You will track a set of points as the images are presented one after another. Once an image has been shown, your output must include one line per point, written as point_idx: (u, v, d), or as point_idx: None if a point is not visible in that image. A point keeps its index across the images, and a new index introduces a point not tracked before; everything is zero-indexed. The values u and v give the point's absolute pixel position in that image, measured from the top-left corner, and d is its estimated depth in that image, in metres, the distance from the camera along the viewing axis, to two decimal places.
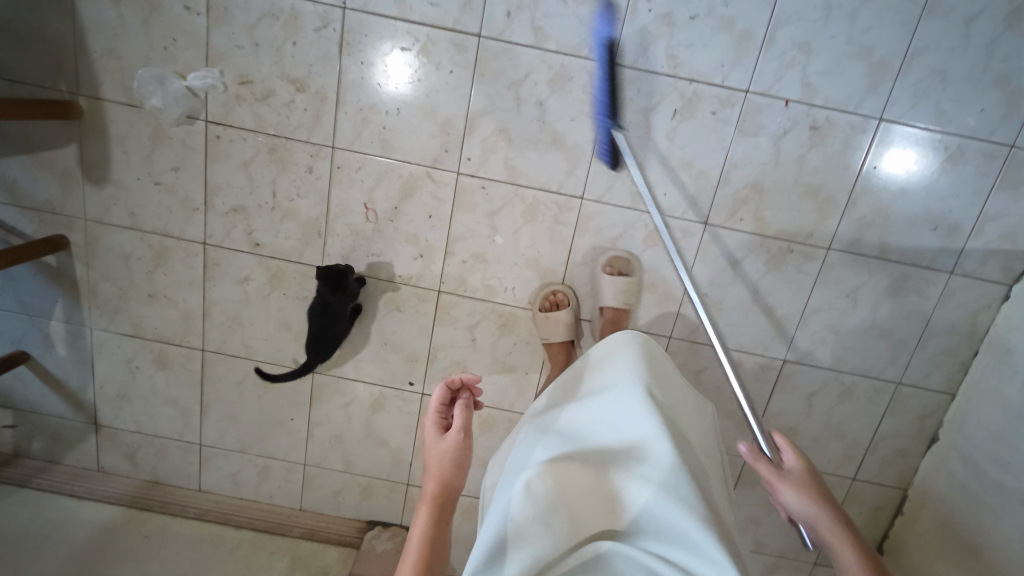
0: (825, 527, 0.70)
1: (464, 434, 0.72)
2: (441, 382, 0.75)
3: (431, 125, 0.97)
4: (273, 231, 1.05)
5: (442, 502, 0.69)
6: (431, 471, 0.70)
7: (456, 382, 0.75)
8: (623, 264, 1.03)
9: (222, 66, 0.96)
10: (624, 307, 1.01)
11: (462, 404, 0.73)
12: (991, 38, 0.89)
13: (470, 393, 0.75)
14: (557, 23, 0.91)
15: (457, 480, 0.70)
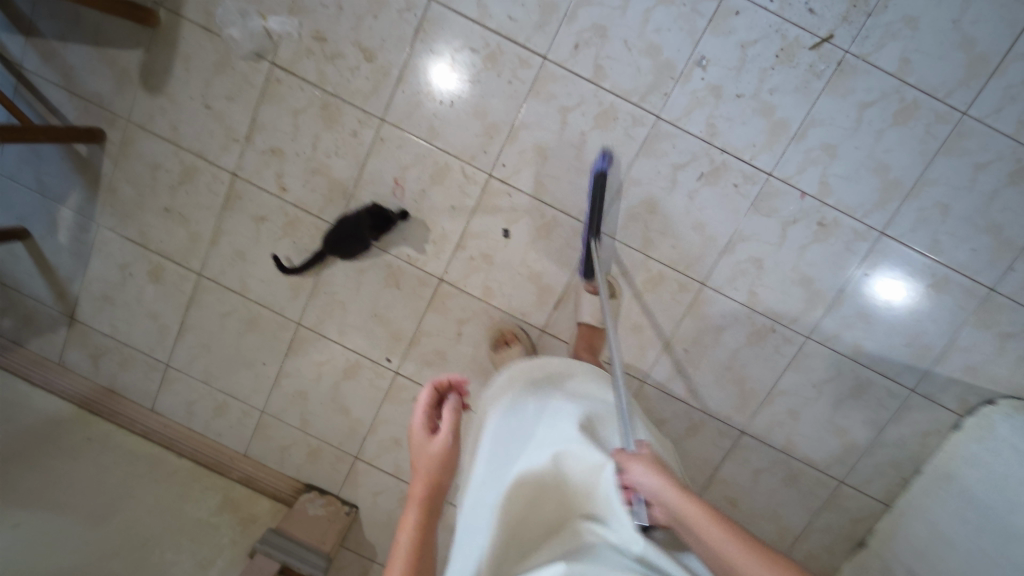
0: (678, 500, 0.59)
1: (455, 439, 0.65)
2: (428, 384, 0.69)
3: (478, 125, 1.03)
4: (302, 181, 1.09)
5: (431, 506, 0.59)
6: (418, 473, 0.62)
7: (446, 383, 0.69)
8: (603, 286, 1.07)
9: (302, 19, 1.01)
10: (599, 326, 1.04)
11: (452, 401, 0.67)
12: (994, 188, 0.97)
13: (459, 397, 0.70)
14: (617, 66, 0.98)
15: (447, 482, 0.62)
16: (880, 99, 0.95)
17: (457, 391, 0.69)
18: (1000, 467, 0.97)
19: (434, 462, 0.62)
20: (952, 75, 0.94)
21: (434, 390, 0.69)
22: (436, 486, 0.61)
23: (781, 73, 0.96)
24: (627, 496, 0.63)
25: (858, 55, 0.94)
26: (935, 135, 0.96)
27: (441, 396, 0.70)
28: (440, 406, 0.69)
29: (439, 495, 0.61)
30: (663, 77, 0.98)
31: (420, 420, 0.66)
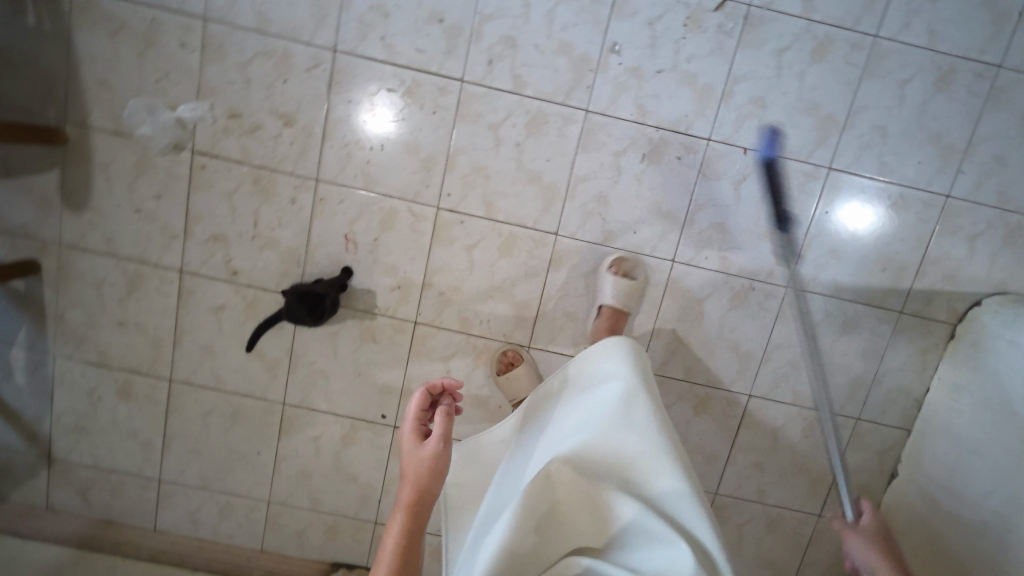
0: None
1: (443, 443, 0.77)
2: (422, 388, 0.83)
3: (413, 162, 1.02)
4: (252, 260, 1.06)
5: (417, 510, 0.73)
6: (408, 477, 0.75)
7: (437, 387, 0.83)
8: (628, 267, 1.05)
9: (212, 100, 0.99)
10: (624, 308, 1.02)
11: (444, 406, 0.80)
12: (923, 100, 0.99)
13: (450, 399, 0.84)
14: (534, 71, 0.98)
15: (435, 485, 0.75)
16: (793, 43, 0.97)
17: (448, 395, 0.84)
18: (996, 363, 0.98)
19: (422, 466, 0.75)
20: (854, 3, 0.95)
21: (427, 394, 0.83)
22: (423, 492, 0.74)
23: (694, 40, 0.96)
24: None
25: (761, 6, 0.95)
26: (854, 64, 0.97)
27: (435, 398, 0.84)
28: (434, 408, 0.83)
29: (426, 501, 0.74)
30: (582, 71, 0.98)
31: (412, 425, 0.80)
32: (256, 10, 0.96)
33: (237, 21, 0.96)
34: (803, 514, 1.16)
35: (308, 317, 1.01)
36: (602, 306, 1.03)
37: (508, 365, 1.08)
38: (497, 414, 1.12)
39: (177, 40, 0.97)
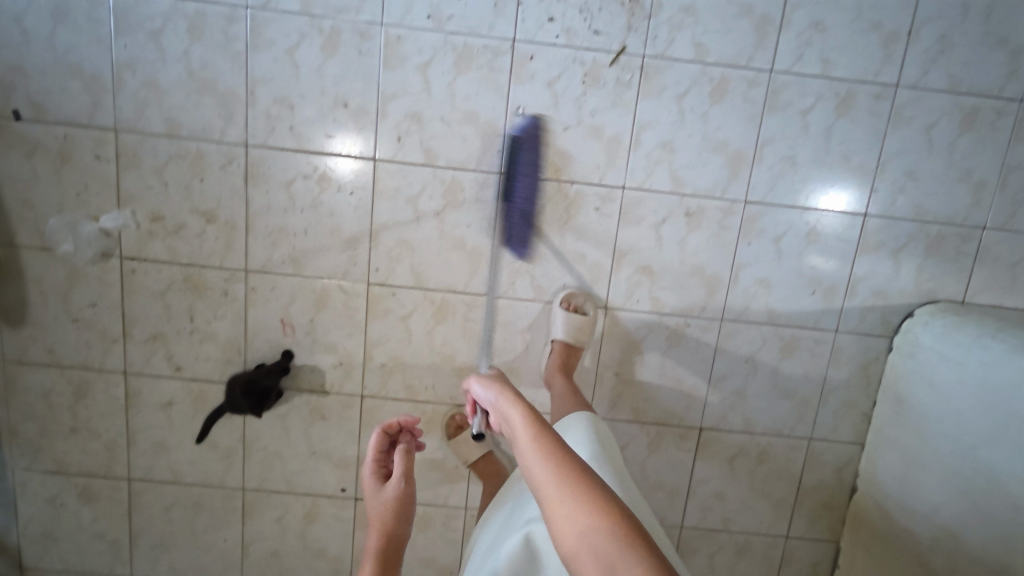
0: (529, 445, 0.61)
1: (405, 481, 0.77)
2: (378, 429, 0.81)
3: (338, 242, 1.03)
4: (193, 354, 1.07)
5: (386, 555, 0.74)
6: (374, 524, 0.74)
7: (393, 427, 0.82)
8: (580, 301, 1.05)
9: (133, 206, 1.01)
10: (576, 343, 1.03)
11: (401, 445, 0.79)
12: (828, 125, 1.00)
13: (409, 437, 0.83)
14: (443, 142, 1.00)
15: (402, 527, 0.75)
16: (692, 86, 0.98)
17: (406, 433, 0.82)
18: (930, 375, 1.00)
19: (387, 510, 0.74)
20: (746, 41, 0.96)
21: (383, 435, 0.81)
22: (388, 538, 0.74)
23: (594, 96, 0.98)
24: (483, 405, 0.74)
25: (656, 55, 0.97)
26: (755, 99, 0.99)
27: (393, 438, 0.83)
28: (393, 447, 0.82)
29: (396, 545, 0.74)
30: (490, 137, 0.99)
31: (371, 468, 0.79)
32: (163, 115, 0.97)
33: (146, 128, 0.98)
34: (771, 537, 1.16)
35: (243, 403, 1.00)
36: (554, 339, 1.04)
37: (457, 428, 1.10)
38: (455, 475, 1.13)
39: (91, 153, 0.99)
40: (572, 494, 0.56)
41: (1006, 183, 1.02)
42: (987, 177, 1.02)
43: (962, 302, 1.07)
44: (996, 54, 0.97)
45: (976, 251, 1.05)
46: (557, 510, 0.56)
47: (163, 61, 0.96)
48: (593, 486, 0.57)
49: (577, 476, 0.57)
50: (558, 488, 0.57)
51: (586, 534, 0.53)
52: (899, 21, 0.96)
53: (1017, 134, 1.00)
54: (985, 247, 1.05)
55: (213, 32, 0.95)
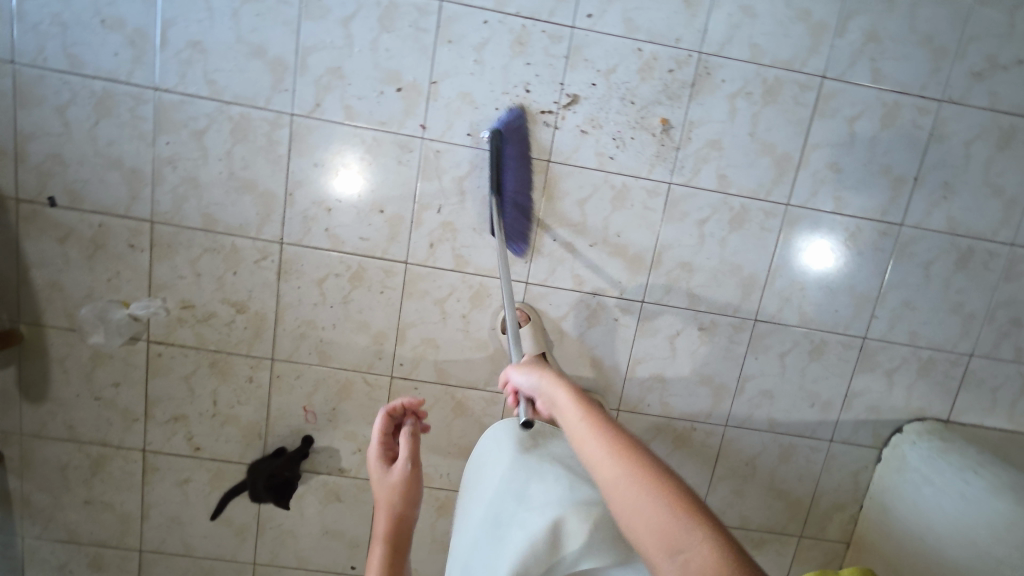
0: (580, 428, 0.51)
1: (411, 466, 0.68)
2: (384, 410, 0.72)
3: (365, 336, 1.06)
4: (213, 436, 1.09)
5: (395, 541, 0.65)
6: (380, 506, 0.66)
7: (399, 409, 0.72)
8: (597, 407, 1.10)
9: (164, 294, 1.02)
10: None
11: (408, 427, 0.70)
12: (836, 256, 1.06)
13: (415, 419, 0.73)
14: (474, 250, 1.03)
15: (410, 512, 0.67)
16: (713, 213, 1.03)
17: (412, 415, 0.73)
18: (917, 495, 1.07)
19: (392, 496, 0.66)
20: (766, 176, 1.02)
21: (389, 416, 0.72)
22: (398, 524, 0.66)
23: (620, 216, 1.03)
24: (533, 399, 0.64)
25: (682, 183, 1.02)
26: (772, 228, 1.05)
27: (399, 420, 0.74)
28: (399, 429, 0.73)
29: (401, 530, 0.66)
30: (519, 248, 1.03)
31: (377, 451, 0.70)
32: (200, 210, 0.99)
33: (183, 222, 0.99)
34: None
35: (269, 498, 1.04)
36: None
37: (515, 324, 1.05)
38: None
39: (126, 242, 1.00)
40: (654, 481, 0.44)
41: (993, 316, 1.10)
42: (977, 310, 1.09)
43: (946, 420, 1.15)
44: (992, 202, 1.05)
45: (962, 376, 1.13)
46: (597, 474, 0.47)
47: (206, 160, 0.97)
48: (651, 460, 0.47)
49: (643, 448, 0.48)
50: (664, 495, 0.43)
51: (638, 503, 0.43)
52: (907, 167, 1.03)
53: (1006, 274, 1.08)
54: (970, 372, 1.13)
55: (256, 135, 0.97)
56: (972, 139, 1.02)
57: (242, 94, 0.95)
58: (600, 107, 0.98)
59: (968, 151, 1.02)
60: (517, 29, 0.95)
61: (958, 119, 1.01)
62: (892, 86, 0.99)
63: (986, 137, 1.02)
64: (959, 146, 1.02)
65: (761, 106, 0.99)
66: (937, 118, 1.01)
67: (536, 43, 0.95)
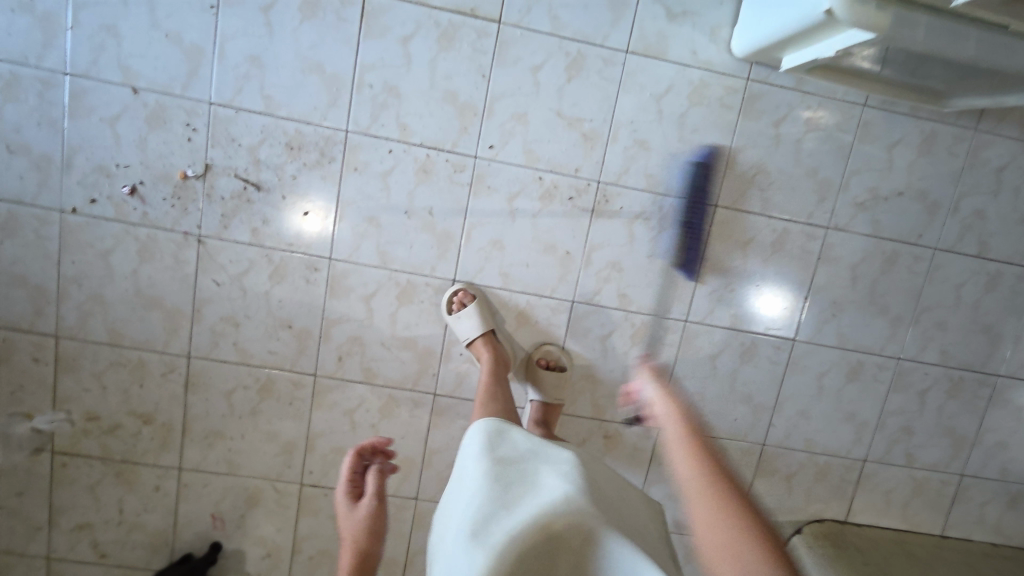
0: None
1: (376, 500, 0.80)
2: (352, 451, 0.86)
3: (275, 446, 1.07)
4: (119, 542, 1.09)
5: (360, 573, 0.73)
6: (347, 541, 0.75)
7: (368, 448, 0.86)
8: (555, 358, 1.06)
9: (69, 406, 1.02)
10: (556, 402, 1.06)
11: (374, 465, 0.83)
12: (733, 368, 1.11)
13: (382, 459, 0.86)
14: (383, 363, 1.05)
15: (376, 546, 0.75)
16: (615, 329, 1.07)
17: (379, 454, 0.86)
18: None
19: (359, 530, 0.76)
20: (664, 295, 1.07)
21: (358, 457, 0.86)
22: (362, 556, 0.73)
23: (524, 332, 1.06)
24: None
25: (584, 301, 1.06)
26: (671, 342, 1.09)
27: (366, 461, 0.86)
28: (365, 470, 0.85)
29: (366, 562, 0.74)
30: (427, 361, 1.06)
31: (346, 487, 0.82)
32: (107, 326, 1.00)
33: (89, 337, 1.00)
34: None
35: None
36: (534, 400, 1.06)
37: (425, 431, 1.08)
38: None
39: (30, 356, 1.00)
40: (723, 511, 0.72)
41: (883, 425, 1.15)
42: (868, 419, 1.15)
43: (843, 521, 1.19)
44: (879, 319, 1.10)
45: (857, 479, 1.18)
46: None
47: (112, 279, 0.98)
48: None
49: None
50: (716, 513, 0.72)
51: None
52: (797, 287, 1.08)
53: (893, 386, 1.14)
54: (864, 475, 1.18)
55: (163, 255, 0.98)
56: (857, 263, 1.08)
57: (149, 216, 0.97)
58: (503, 231, 1.02)
59: (854, 273, 1.08)
60: (422, 158, 0.98)
61: (844, 244, 1.07)
62: (781, 213, 1.05)
63: (870, 261, 1.08)
64: (846, 269, 1.08)
65: (657, 231, 1.04)
66: (824, 244, 1.07)
67: (440, 172, 0.99)
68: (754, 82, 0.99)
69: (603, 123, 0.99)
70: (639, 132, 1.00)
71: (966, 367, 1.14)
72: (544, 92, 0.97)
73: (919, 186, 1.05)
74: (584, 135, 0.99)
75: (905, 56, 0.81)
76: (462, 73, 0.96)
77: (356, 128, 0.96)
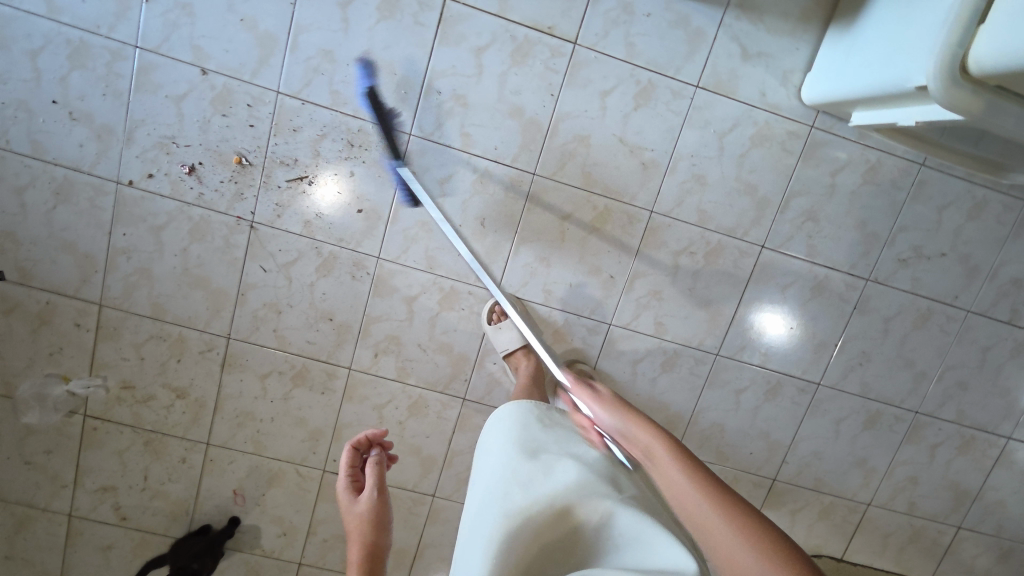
0: (679, 484, 0.61)
1: (378, 493, 0.74)
2: (349, 444, 0.77)
3: (302, 432, 1.09)
4: (141, 508, 1.11)
5: (367, 568, 0.68)
6: (352, 536, 0.69)
7: (365, 441, 0.77)
8: (587, 378, 1.08)
9: (106, 373, 1.04)
10: None
11: (374, 456, 0.76)
12: (756, 404, 1.13)
13: (381, 451, 0.78)
14: (417, 364, 1.07)
15: (382, 539, 0.70)
16: (647, 354, 1.09)
17: (378, 445, 0.78)
18: None
19: (364, 522, 0.70)
20: (699, 328, 1.08)
21: (355, 450, 0.77)
22: (370, 550, 0.68)
23: (558, 349, 1.08)
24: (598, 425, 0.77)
25: (620, 325, 1.07)
26: (699, 373, 1.11)
27: (364, 453, 0.78)
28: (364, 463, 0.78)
29: (376, 557, 0.68)
30: (460, 366, 1.08)
31: (345, 481, 0.75)
32: (151, 299, 1.01)
33: (132, 308, 1.01)
34: None
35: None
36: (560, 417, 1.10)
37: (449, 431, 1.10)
38: None
39: (72, 320, 1.01)
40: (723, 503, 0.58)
41: (892, 473, 1.18)
42: (878, 466, 1.18)
43: (840, 559, 1.23)
44: (903, 373, 1.13)
45: (858, 521, 1.21)
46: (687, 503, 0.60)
47: (161, 254, 0.99)
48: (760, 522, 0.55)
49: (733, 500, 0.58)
50: (718, 512, 0.57)
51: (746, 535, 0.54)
52: (830, 334, 1.10)
53: (907, 437, 1.17)
54: (866, 518, 1.21)
55: (213, 237, 0.99)
56: (891, 316, 1.10)
57: (204, 197, 0.97)
58: (551, 249, 1.03)
59: (887, 326, 1.10)
60: (481, 169, 0.99)
61: (881, 297, 1.09)
62: (824, 261, 1.06)
63: (903, 316, 1.10)
64: (879, 321, 1.10)
65: (702, 265, 1.05)
66: (862, 295, 1.08)
67: (497, 184, 0.99)
68: (816, 131, 1.00)
69: (663, 154, 0.99)
70: (698, 167, 1.00)
71: (979, 427, 1.17)
72: (610, 117, 0.97)
73: (962, 250, 1.07)
74: (643, 163, 1.00)
75: (974, 131, 0.81)
76: (531, 89, 0.96)
77: (420, 132, 0.96)
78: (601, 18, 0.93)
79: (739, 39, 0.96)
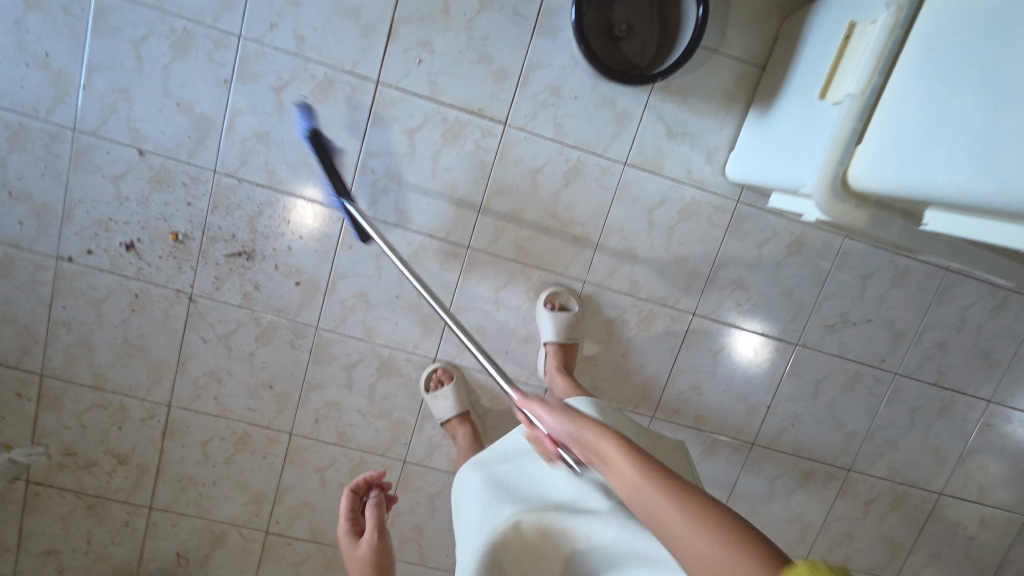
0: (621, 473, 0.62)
1: (378, 536, 0.79)
2: (347, 489, 0.85)
3: (244, 495, 1.11)
4: (84, 570, 1.12)
5: None
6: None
7: (360, 485, 0.84)
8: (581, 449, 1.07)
9: (47, 440, 1.05)
10: None
11: (372, 500, 0.83)
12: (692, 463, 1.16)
13: (378, 490, 0.86)
14: (357, 428, 1.09)
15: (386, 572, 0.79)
16: None
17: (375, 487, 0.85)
18: None
19: (366, 567, 0.77)
20: (634, 391, 1.11)
21: (354, 493, 0.85)
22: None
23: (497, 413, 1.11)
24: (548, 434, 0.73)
25: None
26: None
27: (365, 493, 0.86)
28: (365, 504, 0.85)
29: None
30: (400, 430, 1.10)
31: (346, 526, 0.82)
32: (92, 369, 1.02)
33: (73, 378, 1.03)
34: None
35: None
36: None
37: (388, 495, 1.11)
38: None
39: (13, 390, 1.02)
40: (706, 516, 0.53)
41: (827, 528, 1.22)
42: (814, 522, 1.21)
43: None
44: (835, 433, 1.16)
45: None
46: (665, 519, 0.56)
47: (101, 325, 1.01)
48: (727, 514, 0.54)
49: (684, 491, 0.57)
50: (673, 503, 0.56)
51: (709, 533, 0.52)
52: (762, 397, 1.13)
53: (841, 494, 1.20)
54: None
55: (153, 309, 1.00)
56: (821, 379, 1.13)
57: (142, 271, 0.99)
58: (487, 318, 1.05)
59: (817, 388, 1.13)
60: (416, 243, 1.01)
61: (809, 362, 1.12)
62: (754, 328, 1.10)
63: (833, 380, 1.13)
64: (809, 383, 1.13)
65: (634, 332, 1.08)
66: (791, 359, 1.12)
67: (433, 257, 1.02)
68: (742, 205, 1.04)
69: (594, 227, 1.03)
70: (628, 240, 1.04)
71: (911, 483, 1.20)
72: (540, 193, 1.00)
73: (887, 316, 1.11)
74: (575, 237, 1.03)
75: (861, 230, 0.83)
76: (463, 167, 0.99)
77: None
78: (530, 100, 0.96)
79: (663, 119, 0.99)
